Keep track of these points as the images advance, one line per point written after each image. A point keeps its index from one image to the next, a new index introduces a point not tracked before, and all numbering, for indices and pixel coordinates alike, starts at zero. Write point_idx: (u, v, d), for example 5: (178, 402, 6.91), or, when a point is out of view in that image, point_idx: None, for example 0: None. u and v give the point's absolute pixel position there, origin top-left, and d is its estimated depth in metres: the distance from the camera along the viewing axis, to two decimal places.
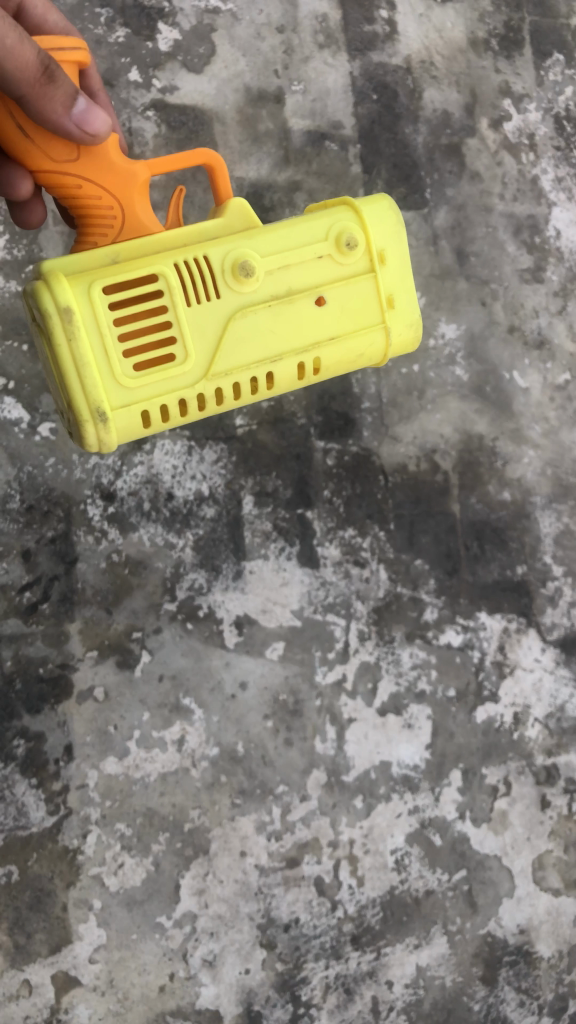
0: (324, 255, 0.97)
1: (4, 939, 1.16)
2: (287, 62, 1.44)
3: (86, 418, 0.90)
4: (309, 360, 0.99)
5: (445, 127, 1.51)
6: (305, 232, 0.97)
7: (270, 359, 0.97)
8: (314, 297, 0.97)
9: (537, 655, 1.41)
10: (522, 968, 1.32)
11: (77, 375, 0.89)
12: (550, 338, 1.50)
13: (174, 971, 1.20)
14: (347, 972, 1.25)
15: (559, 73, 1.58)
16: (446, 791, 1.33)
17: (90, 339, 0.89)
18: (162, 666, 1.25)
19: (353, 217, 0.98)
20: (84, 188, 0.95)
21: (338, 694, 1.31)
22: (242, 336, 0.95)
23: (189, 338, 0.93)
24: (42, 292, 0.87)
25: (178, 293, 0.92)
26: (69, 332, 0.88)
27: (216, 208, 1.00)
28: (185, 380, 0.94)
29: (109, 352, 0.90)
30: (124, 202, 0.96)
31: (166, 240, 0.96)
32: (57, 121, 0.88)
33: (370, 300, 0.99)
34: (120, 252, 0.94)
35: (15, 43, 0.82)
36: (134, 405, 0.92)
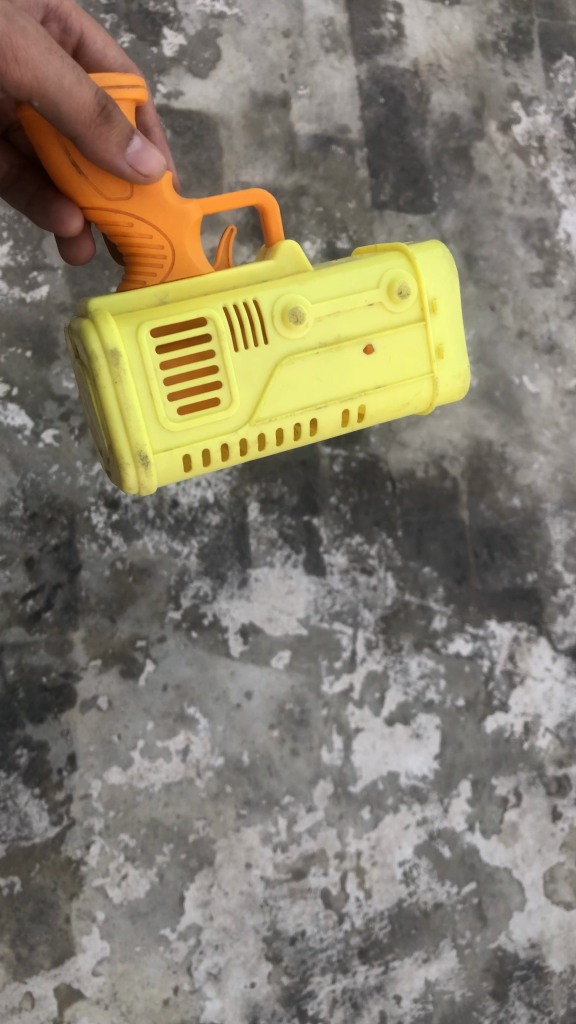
0: (375, 302, 0.94)
1: (6, 952, 1.15)
2: (293, 67, 1.43)
3: (127, 462, 0.87)
4: (355, 408, 0.97)
5: (453, 131, 1.50)
6: (357, 279, 0.94)
7: (316, 406, 0.94)
8: (363, 345, 0.94)
9: (548, 665, 1.39)
10: (533, 983, 1.30)
11: (121, 419, 0.86)
12: (561, 342, 1.48)
13: (179, 984, 1.18)
14: (355, 986, 1.24)
15: (568, 75, 1.57)
16: (455, 802, 1.32)
17: (135, 382, 0.86)
18: (167, 675, 1.24)
19: (406, 264, 0.96)
20: (135, 227, 0.91)
21: (345, 703, 1.29)
22: (289, 382, 0.92)
23: (237, 384, 0.90)
24: (88, 333, 0.84)
25: (227, 338, 0.89)
26: (115, 375, 0.85)
27: (266, 251, 0.98)
28: (229, 426, 0.91)
29: (154, 396, 0.87)
30: (176, 243, 0.92)
31: (216, 282, 0.93)
32: (111, 161, 0.84)
33: (419, 350, 0.97)
34: (167, 294, 0.91)
35: (73, 82, 0.79)
36: (176, 451, 0.90)
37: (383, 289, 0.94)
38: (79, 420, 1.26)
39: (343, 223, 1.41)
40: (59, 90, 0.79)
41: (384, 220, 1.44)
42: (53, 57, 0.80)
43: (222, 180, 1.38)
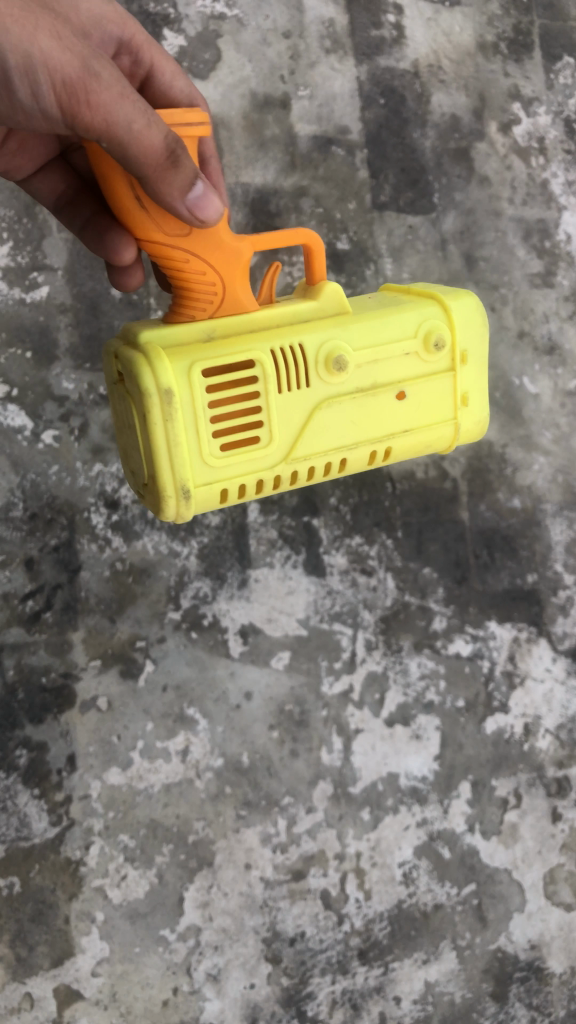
0: (411, 352, 0.94)
1: (6, 953, 1.14)
2: (293, 68, 1.43)
3: (170, 496, 0.85)
4: (381, 449, 0.97)
5: (453, 132, 1.49)
6: (396, 328, 0.93)
7: (348, 446, 0.94)
8: (395, 392, 0.95)
9: (548, 666, 1.39)
10: (533, 984, 1.31)
11: (167, 457, 0.83)
12: (561, 342, 1.48)
13: (178, 985, 1.18)
14: (354, 987, 1.24)
15: (568, 76, 1.57)
16: (455, 804, 1.32)
17: (185, 420, 0.83)
18: (166, 675, 1.24)
19: (442, 316, 0.96)
20: (187, 261, 0.85)
21: (345, 704, 1.29)
22: (325, 425, 0.92)
23: (277, 427, 0.89)
24: (144, 371, 0.81)
25: (274, 380, 0.87)
26: (166, 413, 0.82)
27: (307, 290, 0.94)
28: (266, 465, 0.90)
29: (200, 434, 0.85)
30: (227, 280, 0.87)
31: (261, 320, 0.90)
32: (169, 203, 0.76)
33: (446, 399, 0.98)
34: (216, 329, 0.87)
35: (142, 128, 0.71)
36: (216, 486, 0.88)
37: (420, 341, 0.94)
38: (79, 420, 1.25)
39: (343, 224, 1.42)
40: (129, 138, 0.71)
41: (384, 221, 1.44)
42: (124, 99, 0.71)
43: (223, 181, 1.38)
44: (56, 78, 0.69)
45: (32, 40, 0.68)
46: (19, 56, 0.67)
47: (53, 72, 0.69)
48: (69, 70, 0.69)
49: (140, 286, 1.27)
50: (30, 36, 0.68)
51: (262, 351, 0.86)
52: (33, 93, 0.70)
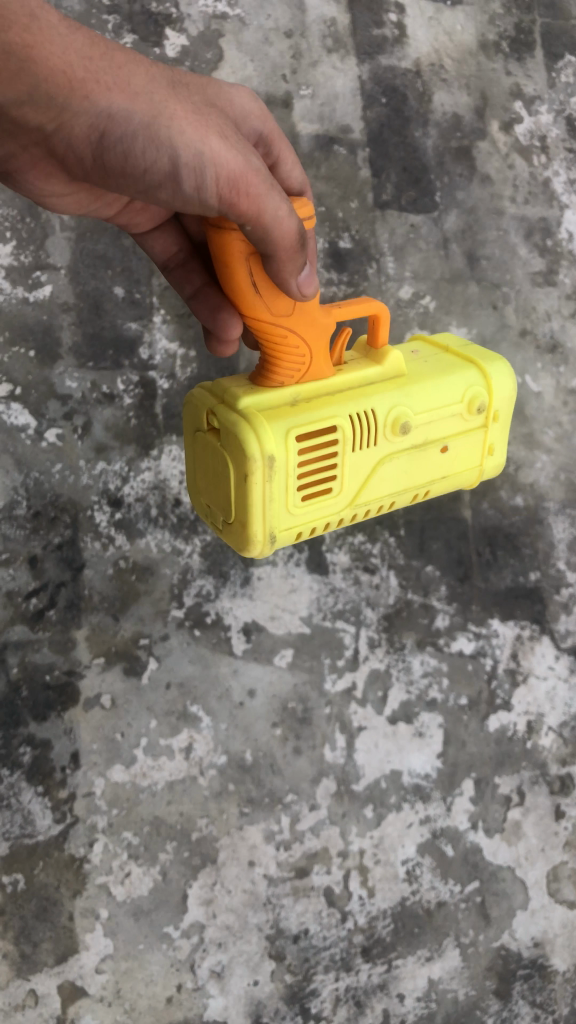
0: (455, 414, 1.00)
1: (10, 949, 1.14)
2: (295, 67, 1.43)
3: (257, 543, 0.91)
4: (419, 492, 1.04)
5: (455, 131, 1.50)
6: (444, 392, 0.99)
7: (397, 492, 1.01)
8: (439, 447, 1.01)
9: (551, 664, 1.40)
10: (536, 982, 1.32)
11: (259, 512, 0.89)
12: (563, 340, 1.50)
13: (182, 982, 1.18)
14: (358, 985, 1.24)
15: (570, 74, 1.57)
16: (458, 801, 1.32)
17: (279, 479, 0.88)
18: (170, 673, 1.24)
19: (482, 379, 1.02)
20: (285, 333, 0.88)
21: (348, 702, 1.30)
22: (385, 477, 0.98)
23: (345, 482, 0.95)
24: (249, 436, 0.85)
25: (350, 442, 0.92)
26: (266, 476, 0.87)
27: (368, 354, 0.99)
28: (332, 512, 0.96)
29: (288, 490, 0.90)
30: (315, 352, 0.91)
31: (336, 382, 0.94)
32: (284, 280, 0.82)
33: (476, 451, 1.06)
34: (300, 394, 0.92)
35: (286, 216, 0.75)
36: (293, 531, 0.94)
37: (464, 403, 1.00)
38: (82, 418, 1.26)
39: (345, 223, 1.42)
40: (273, 226, 0.75)
41: (386, 220, 1.44)
42: (272, 194, 0.75)
43: None
44: (219, 173, 0.72)
45: (202, 140, 0.71)
46: (189, 153, 0.70)
47: (217, 169, 0.72)
48: (234, 168, 0.72)
49: (143, 285, 1.28)
50: (200, 135, 0.71)
51: (343, 415, 0.92)
52: (195, 185, 0.72)
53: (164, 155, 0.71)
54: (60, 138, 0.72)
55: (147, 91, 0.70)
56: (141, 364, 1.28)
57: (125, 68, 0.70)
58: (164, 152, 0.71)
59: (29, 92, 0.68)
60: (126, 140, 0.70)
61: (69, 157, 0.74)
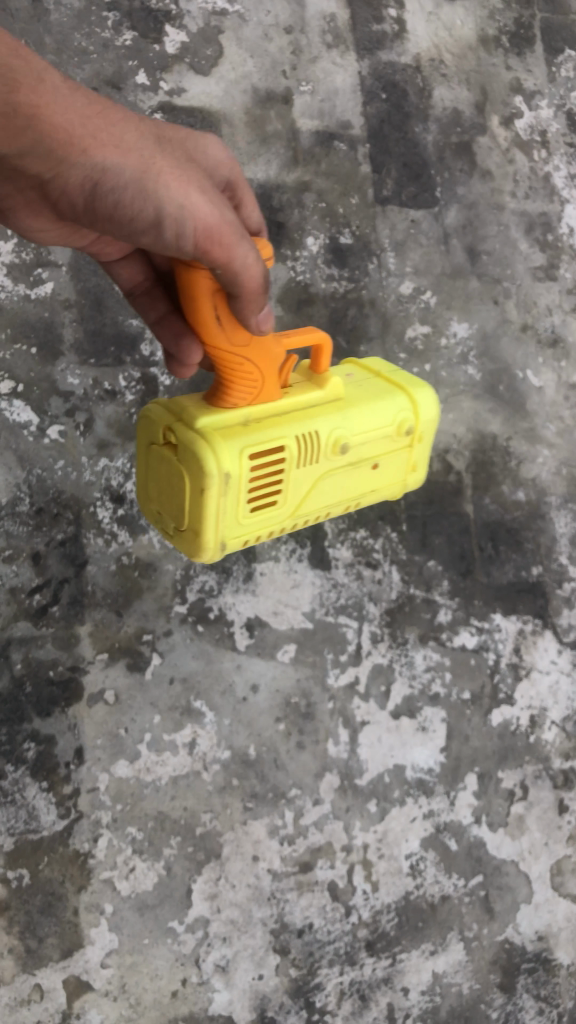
0: (387, 435, 1.08)
1: (16, 944, 1.13)
2: (295, 63, 1.43)
3: (209, 549, 0.98)
4: (350, 503, 1.12)
5: (455, 126, 1.50)
6: (378, 415, 1.05)
7: (332, 503, 1.09)
8: (370, 463, 1.09)
9: (553, 658, 1.40)
10: (541, 975, 1.32)
11: (212, 522, 0.95)
12: (564, 335, 1.50)
13: (187, 976, 1.17)
14: (362, 979, 1.24)
15: (570, 70, 1.58)
16: (462, 795, 1.33)
17: (231, 493, 0.95)
18: (173, 668, 1.24)
19: (411, 403, 1.09)
20: (240, 359, 0.93)
21: (351, 696, 1.30)
22: (322, 490, 1.06)
23: (289, 495, 1.02)
24: (207, 454, 0.91)
25: (295, 461, 0.99)
26: (221, 491, 0.93)
27: (306, 374, 1.04)
28: (276, 521, 1.04)
29: (239, 502, 0.96)
30: (265, 376, 0.96)
31: (283, 404, 1.00)
32: (246, 318, 0.87)
33: (402, 467, 1.14)
34: (251, 415, 0.97)
35: (254, 265, 0.81)
36: (241, 538, 1.01)
37: (396, 426, 1.07)
38: (84, 415, 1.26)
39: (346, 218, 1.42)
40: (241, 274, 0.81)
41: (386, 215, 1.44)
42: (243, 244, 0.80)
43: None
44: (198, 225, 0.77)
45: (184, 195, 0.76)
46: (172, 206, 0.76)
47: (196, 220, 0.77)
48: (212, 220, 0.77)
49: None
50: (182, 190, 0.76)
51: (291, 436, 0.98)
52: (175, 234, 0.78)
53: (150, 206, 0.76)
54: (56, 184, 0.76)
55: (138, 148, 0.75)
56: (142, 361, 1.29)
57: (119, 125, 0.76)
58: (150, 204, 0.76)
59: (33, 146, 0.73)
60: (117, 191, 0.75)
61: (61, 202, 0.79)
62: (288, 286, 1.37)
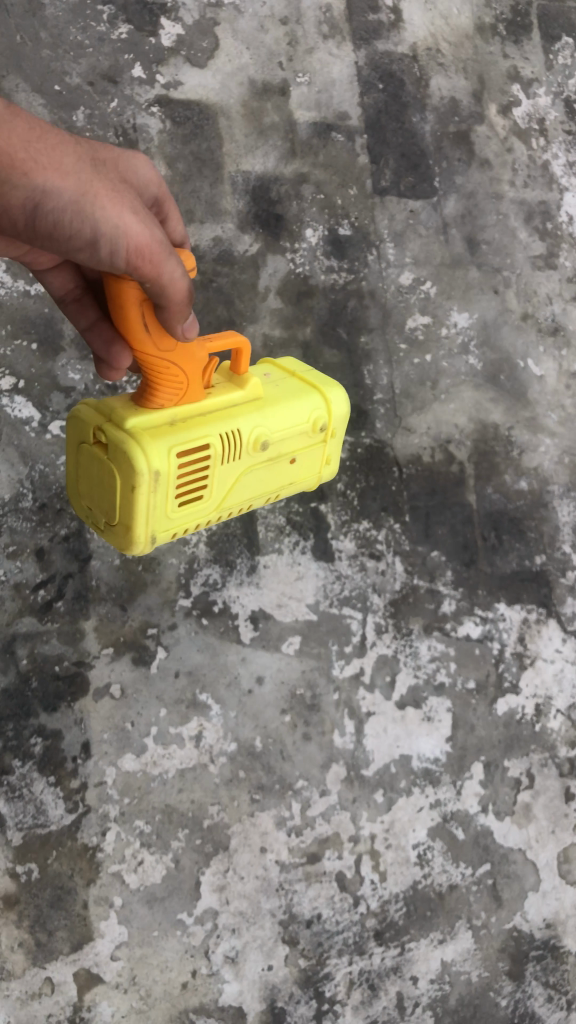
0: (304, 434, 1.05)
1: (26, 938, 1.13)
2: (291, 54, 1.43)
3: (139, 545, 0.94)
4: (268, 499, 1.10)
5: (453, 116, 1.50)
6: (295, 413, 1.03)
7: (252, 498, 1.06)
8: (288, 460, 1.06)
9: (558, 647, 1.41)
10: (549, 963, 1.32)
11: (142, 519, 0.91)
12: (565, 323, 1.50)
13: (197, 968, 1.18)
14: (371, 968, 1.25)
15: (567, 57, 1.58)
16: (468, 785, 1.33)
17: (161, 491, 0.90)
18: (178, 662, 1.24)
19: (328, 401, 1.06)
20: (165, 366, 0.89)
21: (356, 687, 1.30)
22: (244, 485, 1.03)
23: (214, 492, 0.99)
24: (137, 452, 0.87)
25: (220, 458, 0.95)
26: (151, 490, 0.89)
27: (227, 375, 1.00)
28: (202, 516, 1.00)
29: (168, 500, 0.92)
30: (190, 381, 0.92)
31: (206, 401, 0.96)
32: (173, 327, 0.85)
33: (318, 464, 1.12)
34: (177, 414, 0.93)
35: (181, 280, 0.80)
36: (169, 534, 0.97)
37: (314, 424, 1.05)
38: None
39: (344, 209, 1.41)
40: (170, 289, 0.79)
41: (385, 206, 1.44)
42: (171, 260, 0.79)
43: (223, 169, 1.36)
44: (132, 243, 0.75)
45: (118, 214, 0.74)
46: (107, 226, 0.74)
47: (129, 239, 0.75)
48: (144, 238, 0.76)
49: None
50: (117, 210, 0.74)
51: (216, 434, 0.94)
52: (109, 252, 0.75)
53: (86, 227, 0.73)
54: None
55: (75, 168, 0.73)
56: None
57: (54, 145, 0.73)
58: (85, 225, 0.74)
59: None
60: (56, 212, 0.73)
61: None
62: (288, 278, 1.36)
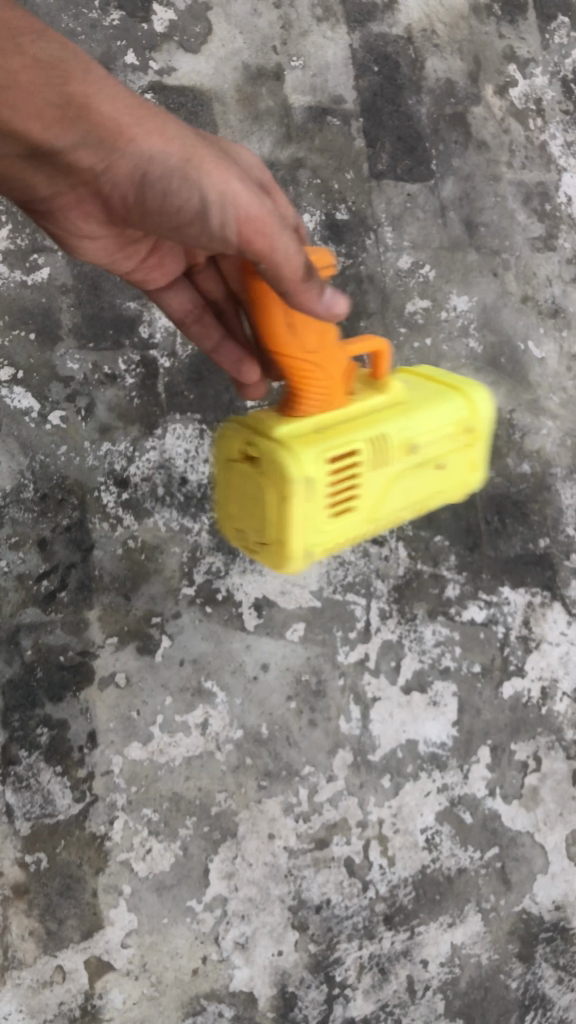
0: (450, 438, 1.01)
1: (36, 926, 1.14)
2: (285, 39, 1.42)
3: (288, 557, 0.91)
4: (412, 511, 1.04)
5: (449, 98, 1.48)
6: (461, 422, 1.01)
7: (400, 510, 1.01)
8: (435, 466, 1.01)
9: (563, 629, 1.40)
10: (559, 945, 1.33)
11: (291, 529, 0.90)
12: (565, 305, 1.49)
13: (207, 954, 1.18)
14: (381, 952, 1.25)
15: (564, 36, 1.57)
16: (475, 769, 1.33)
17: (312, 497, 0.89)
18: (183, 650, 1.24)
19: (465, 403, 1.01)
20: (307, 363, 0.90)
21: (361, 672, 1.30)
22: (397, 493, 0.98)
23: (365, 502, 0.95)
24: (287, 461, 0.87)
25: (369, 462, 0.93)
26: (302, 496, 0.88)
27: (367, 383, 0.99)
28: (352, 530, 0.97)
29: (325, 506, 0.91)
30: (336, 384, 0.93)
31: (339, 410, 0.94)
32: (300, 303, 0.84)
33: (464, 468, 1.04)
34: (320, 422, 0.92)
35: (292, 249, 0.81)
36: (320, 549, 0.94)
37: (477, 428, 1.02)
38: (85, 400, 1.26)
39: (341, 193, 1.40)
40: (282, 261, 0.81)
41: (382, 190, 1.43)
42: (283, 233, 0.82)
43: None
44: (239, 212, 0.81)
45: (225, 182, 0.81)
46: (214, 193, 0.81)
47: (239, 209, 0.82)
48: (254, 208, 0.82)
49: None
50: (221, 178, 0.81)
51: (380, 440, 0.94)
52: (221, 224, 0.82)
53: (195, 196, 0.81)
54: (112, 177, 0.83)
55: (181, 139, 0.82)
56: (141, 342, 1.29)
57: (159, 118, 0.82)
58: (194, 193, 0.82)
59: (83, 137, 0.79)
60: (164, 180, 0.82)
61: (115, 194, 0.86)
62: None
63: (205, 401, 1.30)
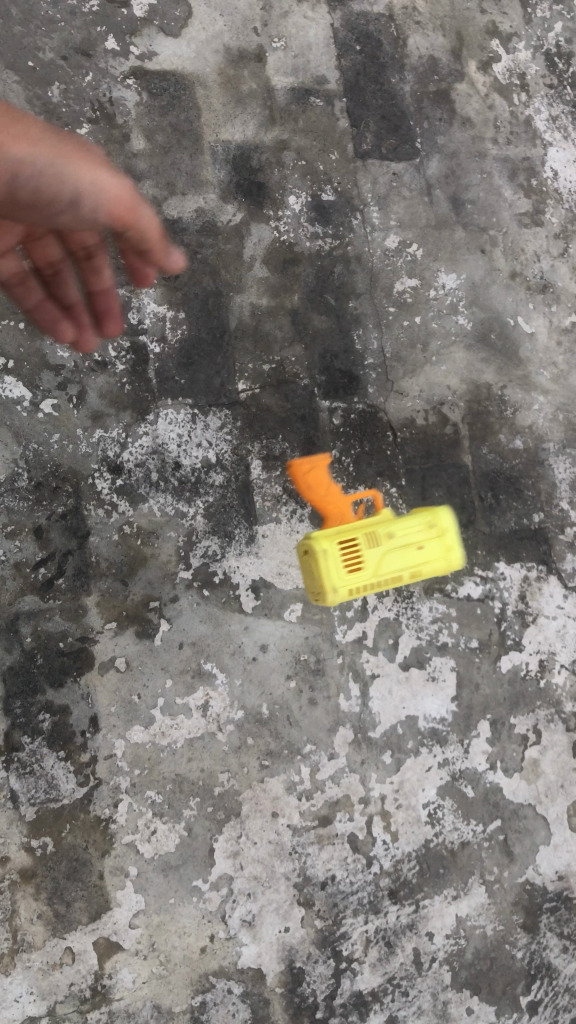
0: (420, 529, 1.19)
1: (44, 908, 1.16)
2: (266, 20, 1.41)
3: (328, 588, 1.13)
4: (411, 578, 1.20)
5: (432, 75, 1.48)
6: (410, 527, 1.18)
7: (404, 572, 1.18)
8: (417, 544, 1.19)
9: (560, 603, 1.41)
10: (563, 914, 1.34)
11: (329, 568, 1.13)
12: (554, 280, 1.49)
13: (215, 932, 1.20)
14: (387, 926, 1.27)
15: (546, 10, 1.55)
16: (475, 743, 1.34)
17: (337, 557, 1.14)
18: (182, 633, 1.25)
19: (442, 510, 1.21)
20: (331, 510, 1.30)
21: (360, 650, 1.31)
22: (392, 560, 1.17)
23: (372, 563, 1.16)
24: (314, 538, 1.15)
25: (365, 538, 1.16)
26: (325, 553, 1.13)
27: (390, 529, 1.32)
28: (365, 582, 1.16)
29: (346, 559, 1.14)
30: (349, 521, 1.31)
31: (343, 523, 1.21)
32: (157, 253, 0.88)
33: (438, 555, 1.20)
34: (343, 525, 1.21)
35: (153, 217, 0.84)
36: (347, 589, 1.14)
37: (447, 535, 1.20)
38: (76, 388, 1.26)
39: (327, 175, 1.40)
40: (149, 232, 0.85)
41: (368, 169, 1.43)
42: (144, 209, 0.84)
43: (202, 140, 1.36)
44: (109, 199, 0.82)
45: (92, 172, 0.81)
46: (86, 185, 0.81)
47: (105, 196, 0.81)
48: (120, 193, 0.82)
49: None
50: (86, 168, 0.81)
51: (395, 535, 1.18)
52: (91, 209, 0.83)
53: (68, 188, 0.81)
54: None
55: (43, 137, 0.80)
56: (131, 327, 1.29)
57: (24, 125, 0.79)
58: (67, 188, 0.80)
59: None
60: (34, 180, 0.79)
61: None
62: (273, 246, 1.36)
63: (196, 385, 1.31)
